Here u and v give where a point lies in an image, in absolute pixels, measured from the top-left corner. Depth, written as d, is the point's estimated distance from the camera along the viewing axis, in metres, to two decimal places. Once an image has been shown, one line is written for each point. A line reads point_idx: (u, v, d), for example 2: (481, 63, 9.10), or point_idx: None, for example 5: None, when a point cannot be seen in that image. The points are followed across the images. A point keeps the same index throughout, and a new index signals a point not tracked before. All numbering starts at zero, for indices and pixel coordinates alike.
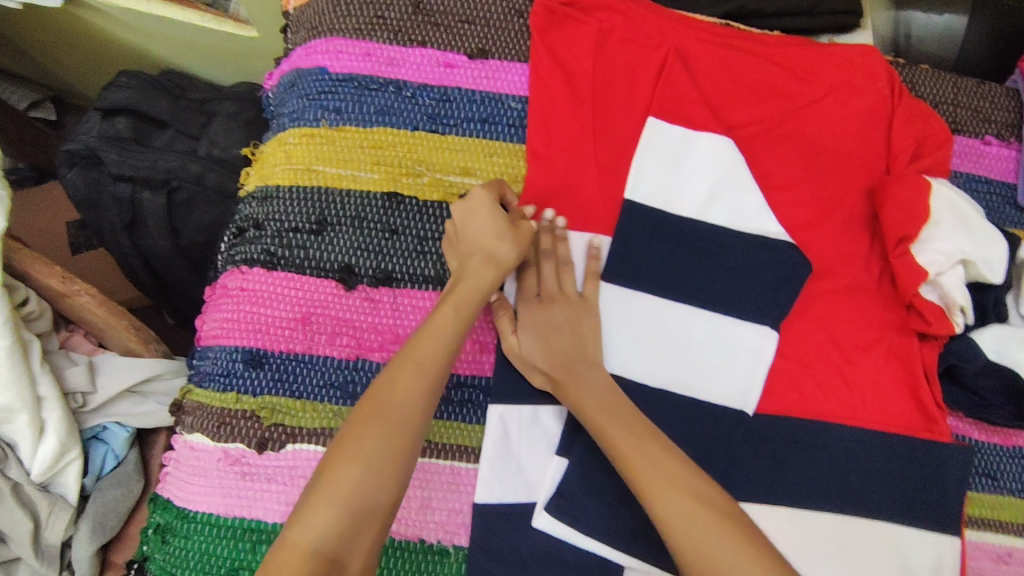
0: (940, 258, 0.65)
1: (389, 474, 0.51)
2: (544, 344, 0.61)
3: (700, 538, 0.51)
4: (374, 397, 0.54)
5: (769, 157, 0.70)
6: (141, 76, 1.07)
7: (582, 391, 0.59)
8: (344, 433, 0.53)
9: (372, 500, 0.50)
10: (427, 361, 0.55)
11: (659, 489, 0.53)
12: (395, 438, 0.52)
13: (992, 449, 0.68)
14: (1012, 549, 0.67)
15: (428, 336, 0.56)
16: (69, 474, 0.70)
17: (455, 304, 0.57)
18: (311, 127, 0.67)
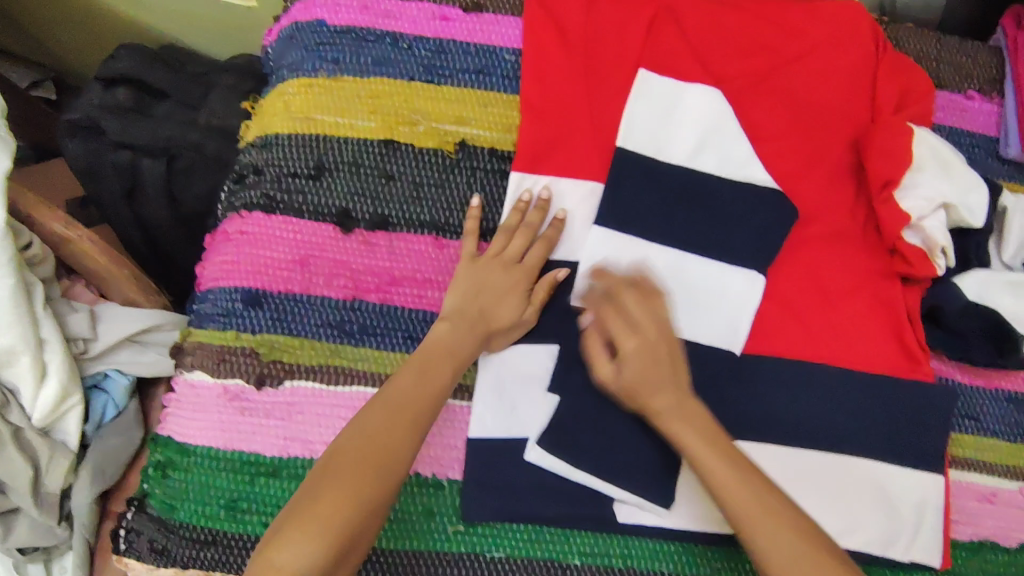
0: (923, 203, 0.66)
1: (372, 514, 0.51)
2: (639, 373, 0.58)
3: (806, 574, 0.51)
4: (366, 432, 0.54)
5: (758, 108, 0.71)
6: (140, 48, 1.08)
7: (667, 414, 0.57)
8: (331, 465, 0.52)
9: (353, 539, 0.50)
10: (422, 406, 0.56)
11: (756, 514, 0.53)
12: (384, 480, 0.52)
13: (975, 391, 0.70)
14: (995, 489, 0.68)
15: (424, 380, 0.57)
16: (70, 420, 0.72)
17: (456, 357, 0.59)
18: (310, 78, 0.69)
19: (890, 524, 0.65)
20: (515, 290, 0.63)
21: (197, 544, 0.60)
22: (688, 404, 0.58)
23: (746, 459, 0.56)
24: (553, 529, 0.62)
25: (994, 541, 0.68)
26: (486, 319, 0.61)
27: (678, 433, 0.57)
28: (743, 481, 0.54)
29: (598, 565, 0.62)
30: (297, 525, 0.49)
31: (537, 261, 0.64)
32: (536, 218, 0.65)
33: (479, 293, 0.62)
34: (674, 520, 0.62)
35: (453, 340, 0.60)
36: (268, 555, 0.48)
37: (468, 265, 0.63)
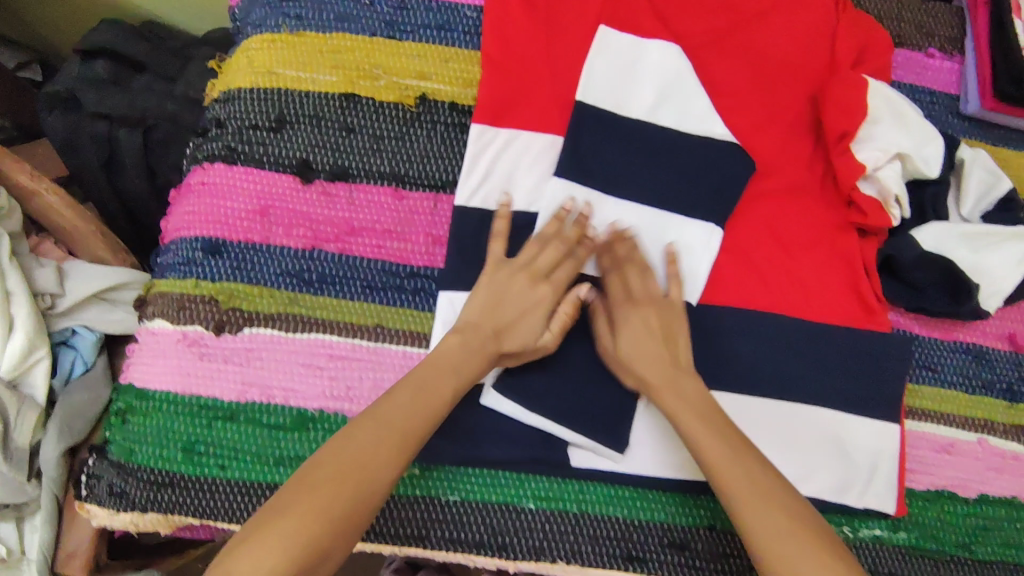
0: (877, 153, 0.67)
1: (347, 528, 0.50)
2: (636, 346, 0.61)
3: (791, 555, 0.52)
4: (351, 445, 0.52)
5: (719, 65, 0.71)
6: (121, 23, 1.06)
7: (665, 387, 0.59)
8: (310, 476, 0.51)
9: (324, 552, 0.48)
10: (414, 422, 0.54)
11: (747, 492, 0.54)
12: (362, 496, 0.51)
13: (932, 342, 0.70)
14: (953, 439, 0.69)
15: (419, 398, 0.55)
16: (38, 373, 0.72)
17: (458, 373, 0.57)
18: (272, 33, 0.69)
19: (845, 472, 0.65)
20: (536, 308, 0.61)
21: (154, 485, 0.61)
22: (686, 382, 0.60)
23: (741, 437, 0.58)
24: (507, 473, 0.63)
25: (951, 491, 0.68)
26: (500, 335, 0.60)
27: (674, 408, 0.59)
28: (736, 461, 0.56)
29: (551, 509, 0.63)
30: (266, 533, 0.47)
31: (565, 282, 0.62)
32: (574, 234, 0.63)
33: (498, 307, 0.61)
34: (627, 465, 0.63)
35: (459, 355, 0.58)
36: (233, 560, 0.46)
37: (490, 275, 0.62)
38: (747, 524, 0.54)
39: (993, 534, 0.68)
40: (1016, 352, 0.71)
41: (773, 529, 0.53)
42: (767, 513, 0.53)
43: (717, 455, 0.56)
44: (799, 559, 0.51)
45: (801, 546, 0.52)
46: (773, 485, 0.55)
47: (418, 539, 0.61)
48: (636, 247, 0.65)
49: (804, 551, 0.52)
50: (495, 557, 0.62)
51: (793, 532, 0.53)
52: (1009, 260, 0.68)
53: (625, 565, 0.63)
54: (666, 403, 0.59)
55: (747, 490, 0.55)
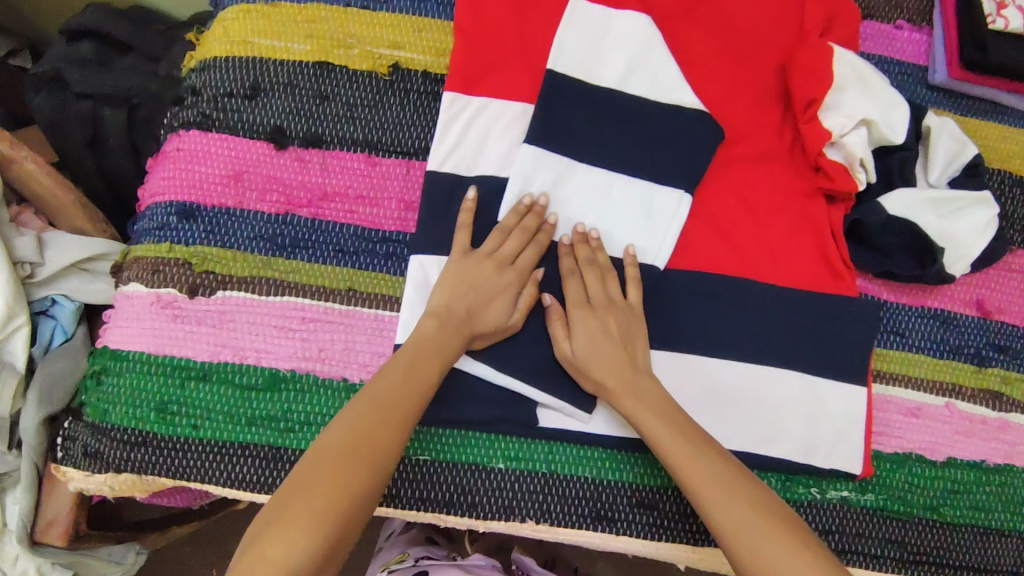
0: (844, 120, 0.68)
1: (363, 507, 0.51)
2: (591, 349, 0.61)
3: (759, 542, 0.52)
4: (354, 428, 0.53)
5: (689, 36, 0.72)
6: (108, 7, 1.06)
7: (625, 386, 0.60)
8: (320, 461, 0.51)
9: (345, 532, 0.50)
10: (412, 399, 0.55)
11: (711, 486, 0.55)
12: (374, 473, 0.52)
13: (900, 308, 0.71)
14: (921, 403, 0.70)
15: (413, 373, 0.56)
16: (17, 340, 0.73)
17: (441, 358, 0.58)
18: (248, 3, 0.70)
19: (813, 434, 0.66)
20: (504, 295, 0.62)
21: (128, 445, 0.62)
22: (645, 381, 0.60)
23: (703, 434, 0.58)
24: (477, 433, 0.64)
25: (920, 454, 0.69)
26: (472, 322, 0.60)
27: (634, 411, 0.59)
28: (699, 455, 0.56)
29: (521, 469, 0.64)
30: (286, 521, 0.48)
31: (528, 269, 0.64)
32: (532, 223, 0.65)
33: (468, 293, 0.61)
34: (595, 426, 0.64)
35: (434, 340, 0.58)
36: (261, 551, 0.47)
37: (457, 262, 0.62)
38: (714, 515, 0.54)
39: (964, 497, 0.69)
40: (984, 318, 0.72)
41: (739, 515, 0.53)
42: (732, 502, 0.54)
43: (679, 451, 0.57)
44: (768, 545, 0.51)
45: (768, 532, 0.52)
46: (736, 476, 0.56)
47: (389, 499, 0.62)
48: (600, 250, 0.66)
49: (771, 537, 0.52)
50: (465, 516, 0.63)
51: (758, 521, 0.53)
52: (976, 225, 0.68)
53: (593, 525, 0.64)
54: (625, 403, 0.59)
55: (712, 480, 0.55)
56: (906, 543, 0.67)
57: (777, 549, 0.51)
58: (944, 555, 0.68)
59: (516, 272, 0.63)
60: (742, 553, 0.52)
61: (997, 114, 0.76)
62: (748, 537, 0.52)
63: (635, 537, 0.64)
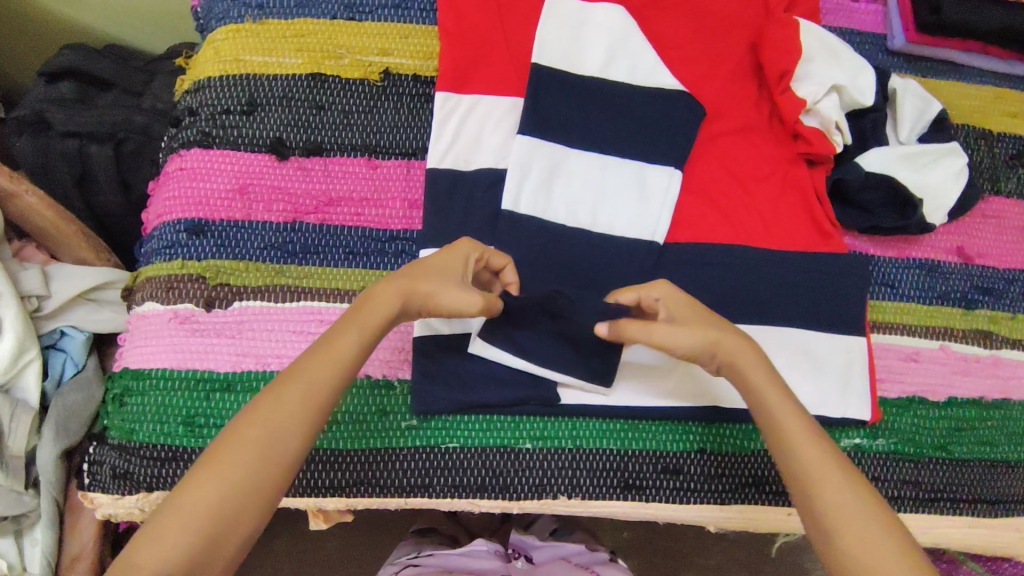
0: (816, 87, 0.72)
1: (250, 503, 0.47)
2: (690, 313, 0.59)
3: (864, 530, 0.49)
4: (252, 421, 0.49)
5: (663, 22, 0.76)
6: (84, 47, 0.99)
7: (738, 362, 0.57)
8: (216, 449, 0.48)
9: (229, 526, 0.46)
10: (321, 384, 0.51)
11: (823, 469, 0.52)
12: (269, 462, 0.48)
13: (887, 260, 0.75)
14: (918, 347, 0.73)
15: (325, 351, 0.53)
16: (29, 375, 0.72)
17: (362, 331, 0.54)
18: (236, 24, 0.71)
19: (822, 385, 0.69)
20: (449, 273, 0.57)
21: (158, 461, 0.62)
22: (750, 359, 0.57)
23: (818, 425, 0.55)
24: (501, 417, 0.65)
25: (922, 396, 0.72)
26: (410, 293, 0.55)
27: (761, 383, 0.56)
28: (825, 452, 0.52)
29: (548, 447, 0.65)
30: (169, 517, 0.45)
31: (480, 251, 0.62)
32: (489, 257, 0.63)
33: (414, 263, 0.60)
34: (616, 399, 0.66)
35: (355, 314, 0.55)
36: (139, 548, 0.44)
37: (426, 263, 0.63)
38: (822, 498, 0.51)
39: (968, 433, 0.72)
40: (966, 263, 0.76)
41: (843, 502, 0.50)
42: (836, 485, 0.51)
43: (797, 432, 0.53)
44: (872, 534, 0.49)
45: (874, 521, 0.50)
46: (838, 462, 0.52)
47: (423, 488, 0.64)
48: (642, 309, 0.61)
49: (876, 527, 0.49)
50: (497, 498, 0.65)
51: (867, 508, 0.50)
52: (949, 175, 0.73)
53: (623, 494, 0.66)
54: (745, 383, 0.56)
55: (832, 477, 0.51)
56: (919, 482, 0.70)
57: (881, 538, 0.49)
58: (954, 489, 0.70)
59: (464, 249, 0.60)
60: (843, 538, 0.49)
61: (954, 73, 0.81)
62: (852, 524, 0.50)
63: (664, 502, 0.66)
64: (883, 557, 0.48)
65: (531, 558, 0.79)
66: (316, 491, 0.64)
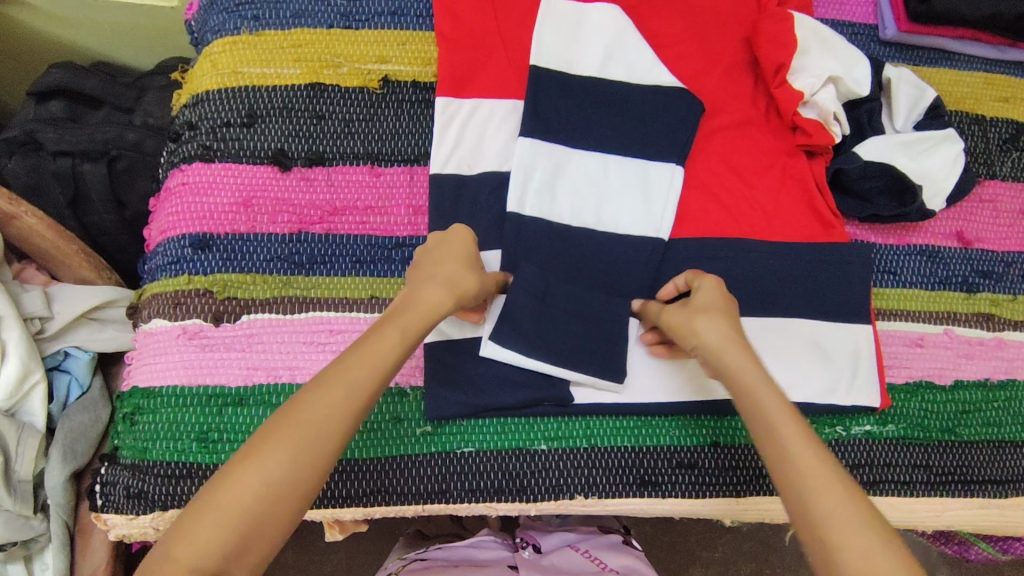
0: (812, 80, 0.73)
1: (291, 501, 0.47)
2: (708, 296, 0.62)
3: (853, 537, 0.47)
4: (299, 417, 0.48)
5: (657, 20, 0.77)
6: (73, 65, 0.98)
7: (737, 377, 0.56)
8: (254, 446, 0.47)
9: (264, 525, 0.45)
10: (366, 384, 0.51)
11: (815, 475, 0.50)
12: (316, 461, 0.48)
13: (888, 248, 0.76)
14: (923, 333, 0.74)
15: (371, 349, 0.52)
16: (35, 399, 0.71)
17: (404, 333, 0.54)
18: (233, 36, 0.71)
19: (830, 374, 0.69)
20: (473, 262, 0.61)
21: (172, 479, 0.62)
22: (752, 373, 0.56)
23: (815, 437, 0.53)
24: (515, 419, 0.65)
25: (929, 381, 0.73)
26: (453, 288, 0.57)
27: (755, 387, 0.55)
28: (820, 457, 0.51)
29: (563, 447, 0.65)
30: (202, 513, 0.45)
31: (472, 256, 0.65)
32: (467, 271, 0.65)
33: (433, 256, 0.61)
34: (628, 396, 0.66)
35: (396, 316, 0.55)
36: (171, 544, 0.44)
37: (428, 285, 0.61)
38: (819, 512, 0.49)
39: (975, 415, 0.72)
40: (965, 247, 0.77)
41: (839, 516, 0.48)
42: (834, 498, 0.49)
43: (795, 444, 0.52)
44: (869, 552, 0.46)
45: (873, 538, 0.47)
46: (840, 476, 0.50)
47: (441, 495, 0.64)
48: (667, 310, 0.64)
49: (877, 543, 0.47)
50: (514, 501, 0.65)
51: (867, 523, 0.48)
52: (946, 161, 0.73)
53: (639, 491, 0.66)
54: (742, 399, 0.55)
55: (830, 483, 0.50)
56: (929, 465, 0.71)
57: (880, 556, 0.46)
58: (965, 472, 0.71)
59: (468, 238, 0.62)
60: (839, 550, 0.47)
61: (946, 60, 0.82)
62: (851, 537, 0.47)
63: (680, 497, 0.66)
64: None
65: (539, 546, 0.77)
66: (333, 502, 0.63)
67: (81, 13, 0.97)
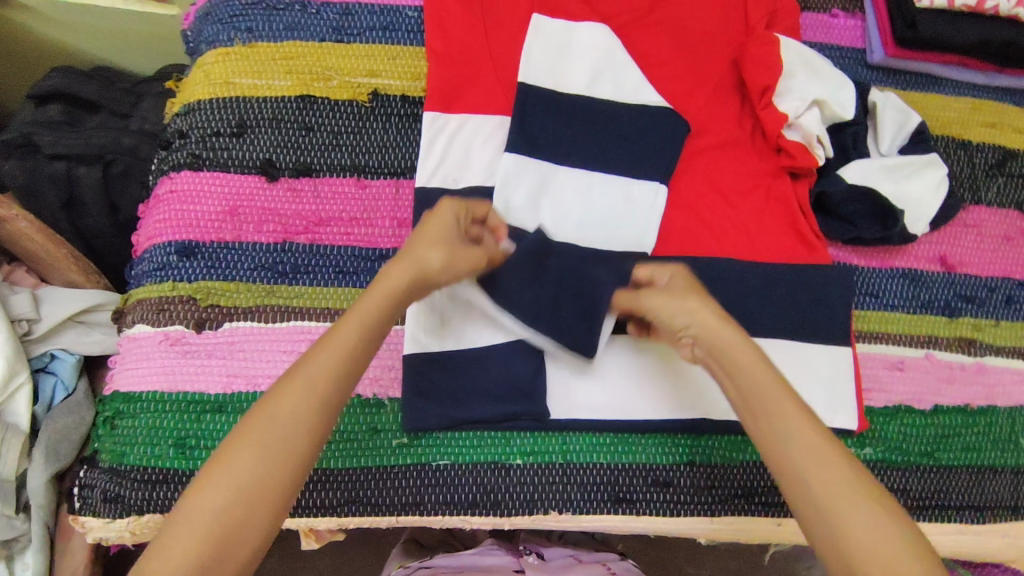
0: (797, 102, 0.73)
1: (259, 508, 0.46)
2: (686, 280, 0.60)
3: (861, 511, 0.47)
4: (259, 422, 0.48)
5: (646, 40, 0.78)
6: (73, 70, 1.00)
7: (725, 358, 0.54)
8: (216, 458, 0.47)
9: (237, 534, 0.45)
10: (323, 377, 0.50)
11: (812, 450, 0.49)
12: (280, 461, 0.47)
13: (871, 271, 0.76)
14: (902, 356, 0.74)
15: (328, 340, 0.51)
16: (20, 400, 0.72)
17: (362, 316, 0.52)
18: (226, 47, 0.72)
19: (808, 395, 0.69)
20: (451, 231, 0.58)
21: (149, 484, 0.62)
22: (742, 348, 0.54)
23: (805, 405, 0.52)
24: (492, 432, 0.66)
25: (908, 405, 0.73)
26: (420, 265, 0.55)
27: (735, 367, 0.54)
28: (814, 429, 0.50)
29: (539, 462, 0.66)
30: (171, 532, 0.45)
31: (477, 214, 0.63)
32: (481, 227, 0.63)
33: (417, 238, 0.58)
34: (604, 412, 0.66)
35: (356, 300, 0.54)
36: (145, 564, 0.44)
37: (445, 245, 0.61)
38: (823, 489, 0.48)
39: (954, 440, 0.72)
40: (948, 272, 0.77)
41: (839, 494, 0.48)
42: (831, 474, 0.49)
43: (793, 419, 0.51)
44: (873, 525, 0.46)
45: (877, 510, 0.47)
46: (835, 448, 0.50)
47: (415, 506, 0.64)
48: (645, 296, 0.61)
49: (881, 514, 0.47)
50: (488, 515, 0.65)
51: (868, 498, 0.48)
52: (929, 187, 0.74)
53: (613, 508, 0.66)
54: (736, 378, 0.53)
55: (828, 463, 0.49)
56: (906, 489, 0.70)
57: (884, 526, 0.46)
58: (942, 497, 0.71)
59: (451, 209, 0.59)
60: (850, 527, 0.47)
61: (933, 86, 0.83)
62: (859, 513, 0.47)
63: (656, 515, 0.66)
64: (887, 550, 0.45)
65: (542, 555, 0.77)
66: (308, 511, 0.64)
67: (82, 20, 0.98)
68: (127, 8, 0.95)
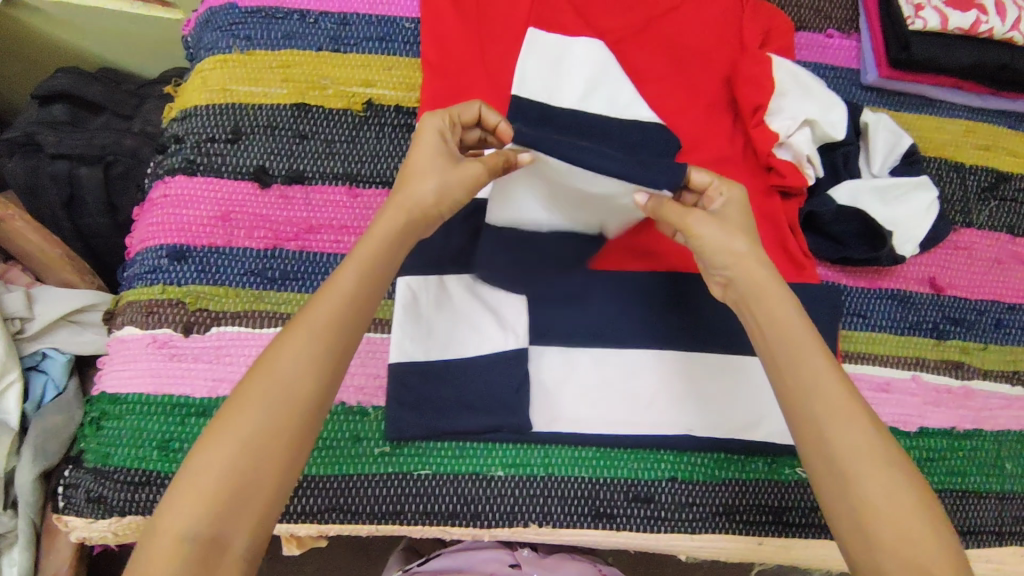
0: (788, 122, 0.74)
1: (267, 458, 0.46)
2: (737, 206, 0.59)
3: (880, 474, 0.48)
4: (263, 374, 0.48)
5: (641, 56, 0.78)
6: (77, 70, 1.01)
7: (761, 314, 0.54)
8: (221, 413, 0.47)
9: (246, 483, 0.45)
10: (324, 327, 0.50)
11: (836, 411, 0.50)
12: (286, 407, 0.47)
13: (860, 291, 0.76)
14: (889, 377, 0.74)
15: (330, 288, 0.51)
16: (10, 398, 0.72)
17: (359, 261, 0.52)
18: (224, 54, 0.73)
19: None
20: (436, 154, 0.57)
21: (131, 485, 0.62)
22: (778, 304, 0.54)
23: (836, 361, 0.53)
24: (475, 443, 0.66)
25: (895, 426, 0.72)
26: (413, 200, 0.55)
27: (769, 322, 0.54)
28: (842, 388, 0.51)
29: (521, 474, 0.66)
30: (183, 486, 0.45)
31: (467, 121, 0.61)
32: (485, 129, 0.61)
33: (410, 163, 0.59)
34: (586, 426, 0.67)
35: (352, 249, 0.53)
36: (159, 519, 0.45)
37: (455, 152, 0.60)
38: (844, 447, 0.49)
39: (939, 463, 0.72)
40: (937, 294, 0.77)
41: (861, 452, 0.49)
42: (855, 432, 0.49)
43: (824, 376, 0.51)
44: (893, 487, 0.48)
45: (895, 472, 0.48)
46: (862, 411, 0.50)
47: (395, 515, 0.64)
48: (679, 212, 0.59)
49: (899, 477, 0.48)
50: (468, 525, 0.65)
51: (889, 460, 0.49)
52: (919, 209, 0.74)
53: (594, 522, 0.66)
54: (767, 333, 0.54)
55: (850, 423, 0.50)
56: None
57: (902, 489, 0.48)
58: None
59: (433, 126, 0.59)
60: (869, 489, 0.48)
61: (927, 107, 0.83)
62: (878, 476, 0.48)
63: (637, 530, 0.66)
64: (904, 512, 0.47)
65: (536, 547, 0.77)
66: (289, 517, 0.64)
67: (88, 22, 0.99)
68: (133, 12, 0.96)
